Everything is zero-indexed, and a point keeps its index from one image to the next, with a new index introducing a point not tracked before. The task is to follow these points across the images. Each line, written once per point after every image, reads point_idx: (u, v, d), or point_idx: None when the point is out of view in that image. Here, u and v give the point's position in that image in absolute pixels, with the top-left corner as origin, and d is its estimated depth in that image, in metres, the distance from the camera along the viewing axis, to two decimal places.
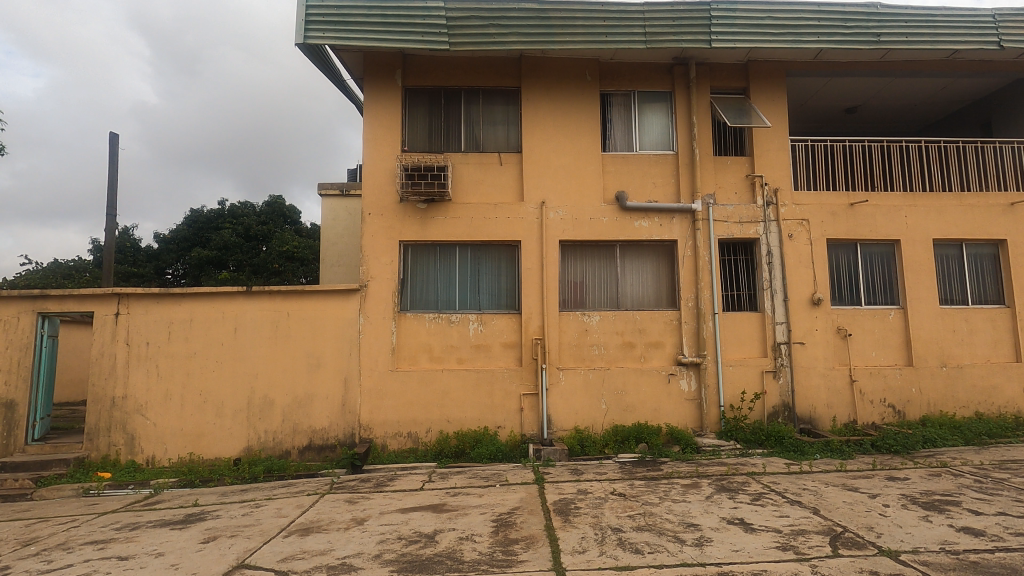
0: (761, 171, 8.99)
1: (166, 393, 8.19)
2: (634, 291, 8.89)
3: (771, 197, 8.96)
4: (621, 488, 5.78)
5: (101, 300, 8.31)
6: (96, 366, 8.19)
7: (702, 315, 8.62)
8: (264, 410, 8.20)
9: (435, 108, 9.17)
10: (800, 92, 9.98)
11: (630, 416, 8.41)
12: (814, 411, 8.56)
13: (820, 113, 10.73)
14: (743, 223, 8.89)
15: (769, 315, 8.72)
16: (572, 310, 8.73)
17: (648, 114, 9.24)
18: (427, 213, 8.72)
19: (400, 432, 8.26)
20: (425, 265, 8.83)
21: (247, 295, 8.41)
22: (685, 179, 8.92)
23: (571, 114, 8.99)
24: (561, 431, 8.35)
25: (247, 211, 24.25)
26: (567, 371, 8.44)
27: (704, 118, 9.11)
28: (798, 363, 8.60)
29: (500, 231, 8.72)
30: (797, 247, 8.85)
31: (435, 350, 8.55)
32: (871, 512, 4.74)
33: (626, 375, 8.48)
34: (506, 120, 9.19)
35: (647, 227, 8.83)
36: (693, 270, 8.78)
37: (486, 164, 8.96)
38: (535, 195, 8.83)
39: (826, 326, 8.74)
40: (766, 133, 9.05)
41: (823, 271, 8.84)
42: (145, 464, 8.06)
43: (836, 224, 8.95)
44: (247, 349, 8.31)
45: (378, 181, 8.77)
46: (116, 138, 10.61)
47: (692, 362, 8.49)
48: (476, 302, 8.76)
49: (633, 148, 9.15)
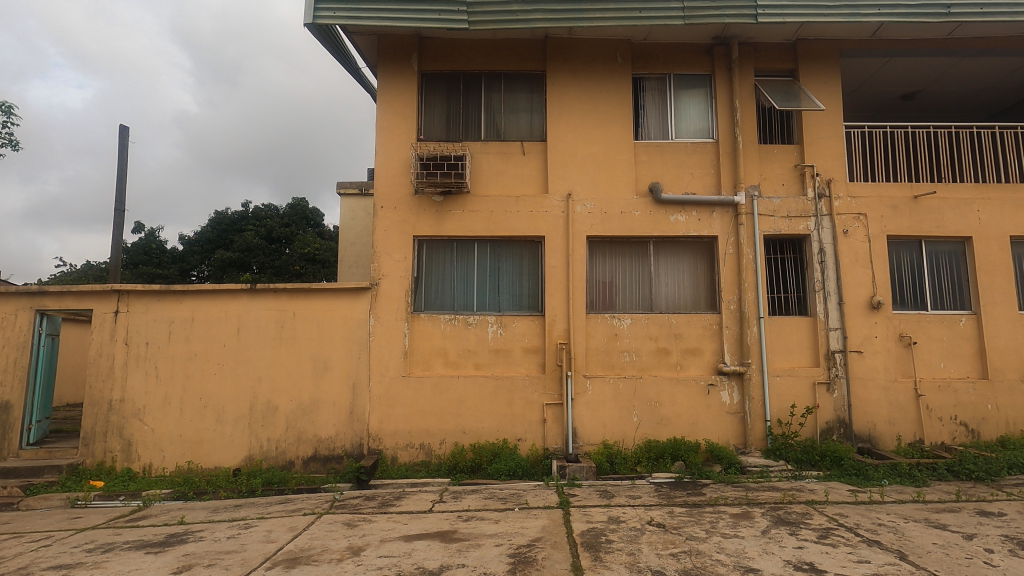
0: (812, 160, 8.11)
1: (165, 397, 7.69)
2: (669, 293, 8.09)
3: (824, 188, 8.06)
4: (659, 517, 4.95)
5: (100, 298, 7.87)
6: (94, 367, 7.73)
7: (746, 319, 7.76)
8: (267, 417, 7.64)
9: (454, 95, 8.55)
10: (853, 75, 9.07)
11: (665, 431, 7.59)
12: (874, 429, 7.61)
13: (874, 99, 9.79)
14: (791, 217, 8.02)
15: (821, 320, 7.81)
16: (601, 313, 7.97)
17: (685, 99, 8.46)
18: (444, 206, 8.07)
19: (412, 443, 7.59)
20: (441, 263, 8.17)
21: (251, 294, 7.87)
22: (726, 169, 8.11)
23: (601, 100, 8.26)
24: (587, 445, 7.57)
25: (270, 213, 24.06)
26: (594, 380, 7.68)
27: (748, 103, 8.27)
28: (855, 374, 7.69)
29: (522, 226, 8.03)
30: (853, 245, 7.94)
31: (450, 354, 7.87)
32: (973, 560, 3.86)
33: (661, 385, 7.67)
34: (530, 107, 8.51)
35: (684, 222, 8.03)
36: (735, 270, 7.94)
37: (507, 154, 8.28)
38: (560, 187, 8.10)
39: (887, 332, 7.80)
40: (818, 119, 8.16)
41: (882, 271, 7.90)
42: (142, 472, 7.54)
43: (898, 219, 8.00)
44: (250, 350, 7.77)
45: (391, 172, 8.15)
46: (126, 130, 10.25)
47: (734, 372, 7.64)
48: (495, 303, 8.07)
49: (668, 136, 8.37)
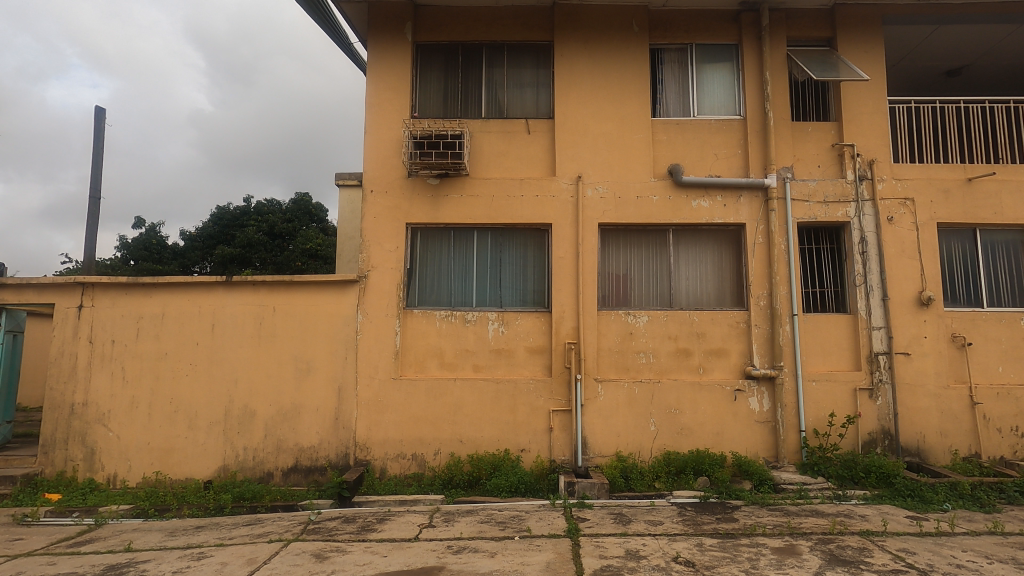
0: (852, 138, 7.23)
1: (133, 401, 6.98)
2: (690, 287, 7.25)
3: (865, 170, 7.18)
4: (687, 553, 4.13)
5: (63, 291, 7.15)
6: (55, 367, 7.03)
7: (778, 317, 6.91)
8: (244, 423, 6.90)
9: (452, 69, 7.75)
10: (895, 47, 8.18)
11: (687, 442, 6.76)
12: (924, 441, 6.74)
13: (915, 75, 8.90)
14: (828, 203, 7.15)
15: (863, 318, 6.94)
16: (614, 309, 7.15)
17: (708, 73, 7.61)
18: (440, 190, 7.29)
19: (403, 454, 6.82)
20: (436, 254, 7.39)
21: (227, 286, 7.13)
22: (755, 149, 7.26)
23: (614, 73, 7.44)
24: (599, 458, 6.76)
25: (274, 209, 23.32)
26: (606, 384, 6.87)
27: (780, 75, 7.39)
28: (901, 379, 6.82)
29: (527, 212, 7.22)
30: (899, 233, 7.06)
31: (446, 355, 7.09)
32: None
33: (681, 389, 6.85)
34: (536, 82, 7.70)
35: (707, 208, 7.19)
36: (765, 261, 7.08)
37: (511, 133, 7.46)
38: (569, 169, 7.28)
39: (937, 332, 6.92)
40: (859, 92, 7.28)
41: (932, 263, 7.01)
42: (106, 483, 6.83)
43: (949, 205, 7.10)
44: (226, 349, 7.03)
45: (382, 153, 7.36)
46: (102, 111, 9.54)
47: (765, 376, 6.80)
48: (497, 298, 7.27)
49: (690, 113, 7.52)
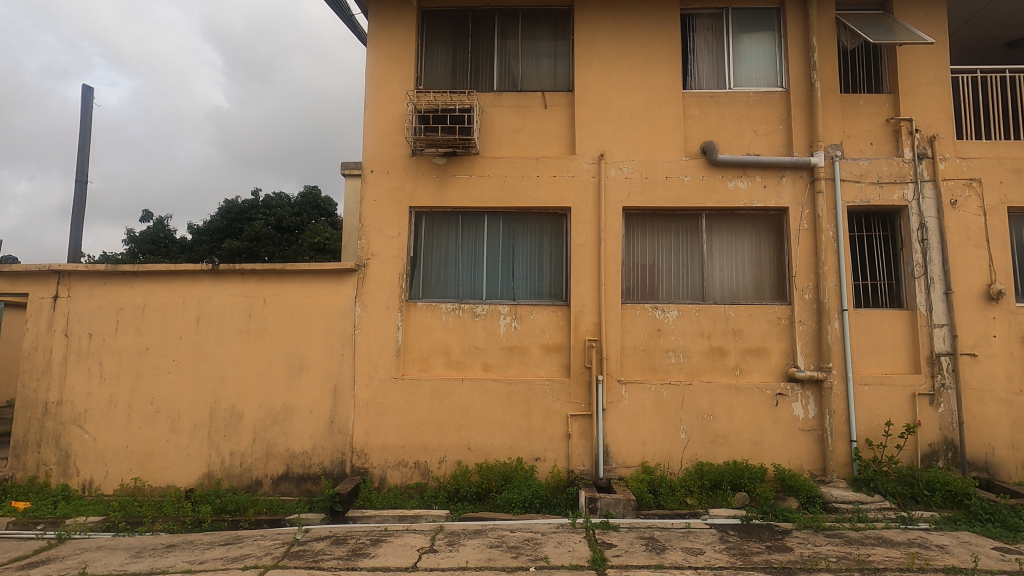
0: (910, 112, 6.41)
1: (110, 400, 6.38)
2: (724, 279, 6.50)
3: (925, 147, 6.36)
4: None
5: (37, 280, 6.57)
6: (28, 363, 6.46)
7: (826, 313, 6.12)
8: (230, 426, 6.27)
9: (461, 37, 7.04)
10: (953, 14, 7.34)
11: (721, 452, 6.03)
12: (993, 454, 5.94)
13: (972, 46, 8.04)
14: (883, 183, 6.35)
15: (923, 314, 6.14)
16: (640, 303, 6.41)
17: (745, 41, 6.83)
18: (447, 169, 6.59)
19: (404, 461, 6.16)
20: (443, 241, 6.70)
21: (213, 275, 6.49)
22: (799, 124, 6.47)
23: (640, 40, 6.68)
24: (622, 469, 6.05)
25: (281, 202, 22.77)
26: (631, 386, 6.15)
27: (828, 42, 6.59)
28: (966, 384, 6.01)
29: (543, 195, 6.51)
30: (964, 219, 6.25)
31: (453, 353, 6.40)
32: None
33: (716, 393, 6.10)
34: (553, 52, 6.96)
35: (745, 189, 6.42)
36: (811, 250, 6.30)
37: (526, 107, 6.74)
38: (590, 147, 6.56)
39: (1009, 331, 6.09)
40: (918, 59, 6.46)
41: (1003, 253, 6.18)
42: (81, 490, 6.25)
43: (1022, 187, 6.27)
44: (212, 344, 6.40)
45: (383, 129, 6.68)
46: (90, 91, 8.97)
47: (811, 378, 6.04)
48: (509, 290, 6.57)
49: (725, 85, 6.74)
